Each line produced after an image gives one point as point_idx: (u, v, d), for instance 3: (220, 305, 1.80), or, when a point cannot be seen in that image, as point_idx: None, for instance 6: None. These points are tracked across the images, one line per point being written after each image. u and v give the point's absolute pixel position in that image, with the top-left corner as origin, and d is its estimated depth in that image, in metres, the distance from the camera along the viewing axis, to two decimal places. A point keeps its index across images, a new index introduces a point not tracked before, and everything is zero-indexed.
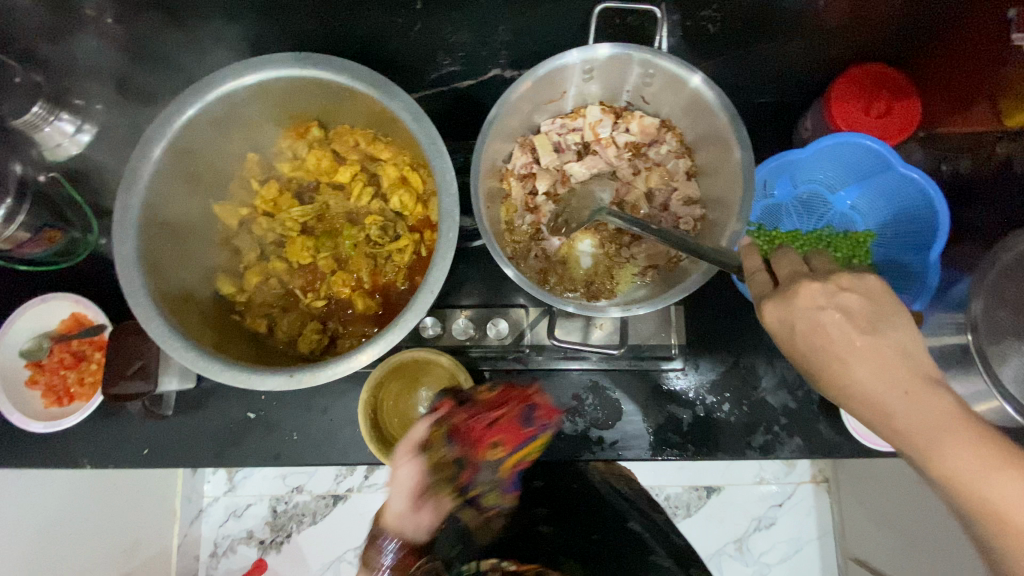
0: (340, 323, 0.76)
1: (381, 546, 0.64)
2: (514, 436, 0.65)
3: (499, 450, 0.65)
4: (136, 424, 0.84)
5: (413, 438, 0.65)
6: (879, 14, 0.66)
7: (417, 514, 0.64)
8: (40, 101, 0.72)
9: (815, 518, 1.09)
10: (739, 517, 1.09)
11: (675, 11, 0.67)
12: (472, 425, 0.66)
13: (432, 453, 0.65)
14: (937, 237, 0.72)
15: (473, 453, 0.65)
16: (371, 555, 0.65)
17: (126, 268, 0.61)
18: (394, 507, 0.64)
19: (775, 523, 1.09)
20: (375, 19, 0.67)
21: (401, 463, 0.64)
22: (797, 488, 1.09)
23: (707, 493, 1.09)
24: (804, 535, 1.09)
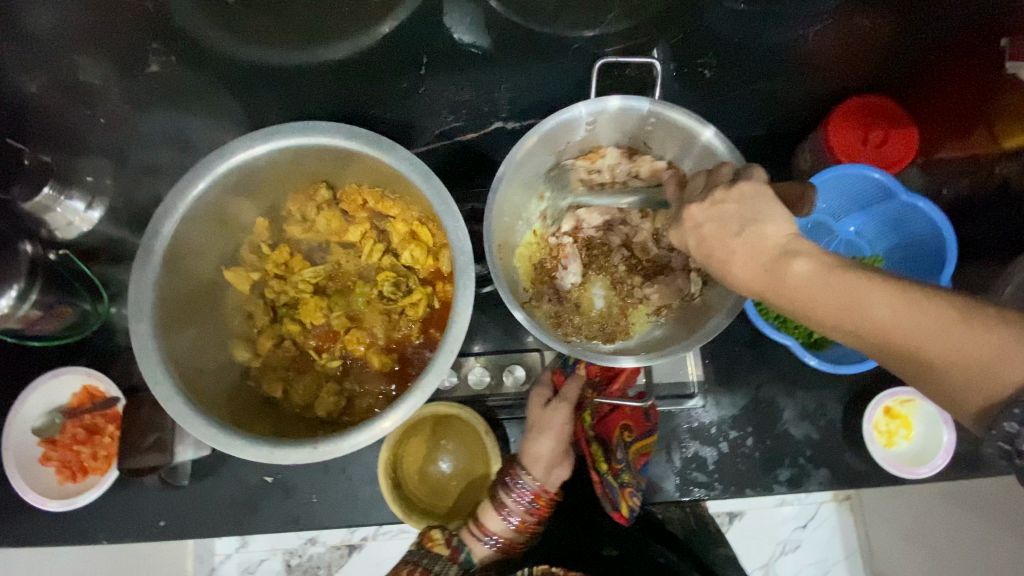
0: (356, 382, 0.75)
1: (510, 500, 0.68)
2: (639, 424, 0.76)
3: (629, 434, 0.75)
4: (151, 496, 0.82)
5: (571, 395, 0.72)
6: (872, 53, 0.68)
7: (557, 469, 0.70)
8: (51, 182, 0.70)
9: (840, 538, 1.05)
10: (762, 543, 1.06)
11: (672, 60, 0.70)
12: (604, 409, 0.76)
13: (583, 415, 0.74)
14: (946, 262, 0.73)
15: (609, 434, 0.75)
16: (489, 510, 0.68)
17: (144, 347, 0.62)
18: (540, 460, 0.69)
19: (801, 546, 1.05)
20: (381, 84, 0.69)
21: (560, 413, 0.71)
22: (820, 507, 1.06)
23: (730, 519, 1.06)
24: (831, 557, 1.05)
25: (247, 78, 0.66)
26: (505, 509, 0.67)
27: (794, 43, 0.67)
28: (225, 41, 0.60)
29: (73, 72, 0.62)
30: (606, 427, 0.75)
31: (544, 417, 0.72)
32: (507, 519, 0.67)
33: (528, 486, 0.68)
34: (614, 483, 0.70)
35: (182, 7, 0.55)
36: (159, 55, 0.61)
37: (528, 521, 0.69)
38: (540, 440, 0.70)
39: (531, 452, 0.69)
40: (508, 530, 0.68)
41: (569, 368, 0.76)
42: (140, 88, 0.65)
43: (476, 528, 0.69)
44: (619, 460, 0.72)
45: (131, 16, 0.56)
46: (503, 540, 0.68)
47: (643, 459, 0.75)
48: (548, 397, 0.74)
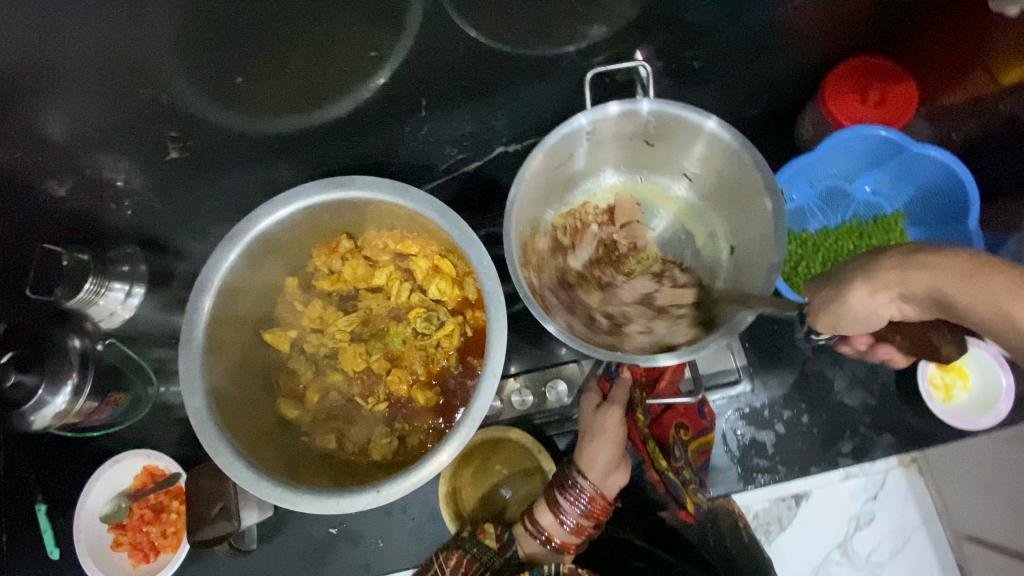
0: (405, 421, 0.76)
1: (566, 502, 0.68)
2: (694, 423, 0.74)
3: (685, 433, 0.73)
4: (224, 564, 0.83)
5: (621, 398, 0.74)
6: (854, 15, 0.69)
7: (613, 473, 0.71)
8: (90, 277, 0.72)
9: (916, 503, 0.80)
10: (834, 522, 0.80)
11: (660, 58, 0.72)
12: (656, 410, 0.76)
13: (636, 415, 0.74)
14: (971, 206, 0.72)
15: (664, 436, 0.74)
16: (545, 509, 0.69)
17: (200, 420, 0.64)
18: (596, 462, 0.70)
19: (876, 517, 0.80)
20: (386, 130, 0.72)
21: (612, 416, 0.73)
22: (888, 475, 0.80)
23: (797, 502, 0.79)
24: (909, 525, 0.80)
25: (260, 148, 0.69)
26: (561, 511, 0.68)
27: (779, 19, 0.68)
28: (236, 119, 0.63)
29: (98, 170, 0.65)
30: (662, 427, 0.75)
31: (596, 421, 0.74)
32: (563, 518, 0.68)
33: (584, 488, 0.68)
34: (676, 480, 0.70)
35: (197, 98, 0.59)
36: (176, 142, 0.64)
37: (583, 524, 0.68)
38: (594, 444, 0.71)
39: (588, 454, 0.71)
40: (562, 531, 0.68)
41: (613, 372, 0.78)
42: (160, 175, 0.69)
43: (531, 526, 0.68)
44: (677, 456, 0.71)
45: (149, 112, 0.59)
46: (558, 541, 0.68)
47: (704, 456, 0.74)
48: (598, 402, 0.77)
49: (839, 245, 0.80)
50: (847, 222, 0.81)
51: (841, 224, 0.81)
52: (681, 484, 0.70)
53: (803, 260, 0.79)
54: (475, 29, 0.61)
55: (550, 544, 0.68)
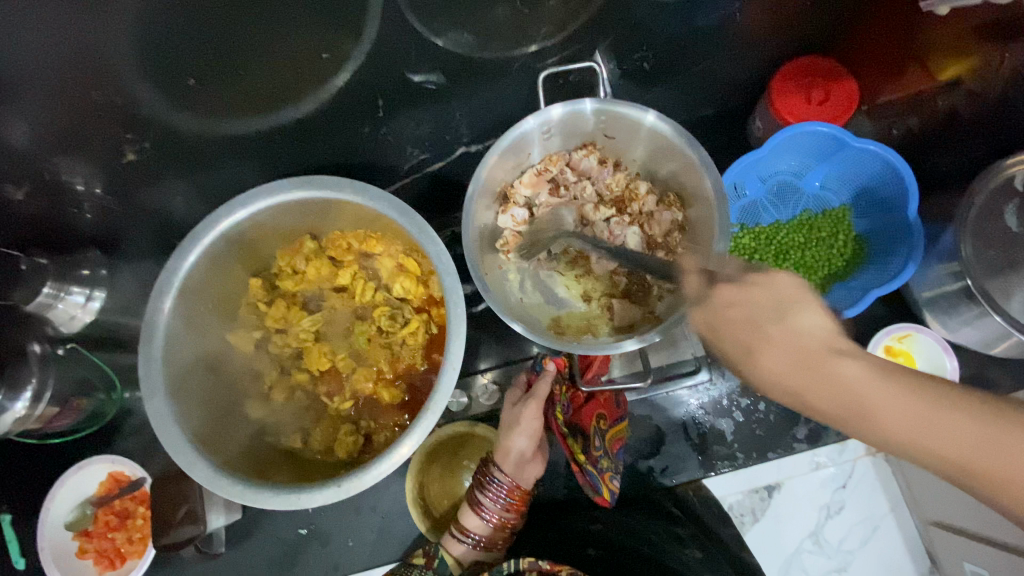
0: (371, 419, 0.77)
1: (486, 499, 0.68)
2: (611, 412, 0.75)
3: (605, 422, 0.73)
4: (191, 569, 0.83)
5: (542, 391, 0.70)
6: (795, 18, 0.73)
7: (528, 465, 0.70)
8: (49, 281, 0.73)
9: (882, 490, 0.84)
10: (805, 512, 0.83)
11: (611, 60, 0.74)
12: (578, 399, 0.75)
13: (556, 407, 0.72)
14: (909, 199, 0.75)
15: (584, 425, 0.72)
16: (468, 511, 0.69)
17: (161, 421, 0.64)
18: (511, 456, 0.68)
19: (845, 506, 0.83)
20: (344, 132, 0.73)
21: (529, 410, 0.69)
22: (857, 463, 0.83)
23: (771, 493, 0.82)
24: (876, 511, 0.83)
25: (220, 151, 0.70)
26: (482, 508, 0.68)
27: (722, 22, 0.71)
28: (194, 122, 0.64)
29: (55, 175, 0.65)
30: (582, 416, 0.73)
31: (514, 413, 0.71)
32: (484, 516, 0.68)
33: (500, 482, 0.68)
34: (595, 470, 0.69)
35: (152, 99, 0.59)
36: (134, 144, 0.65)
37: (506, 518, 0.69)
38: (509, 436, 0.69)
39: (502, 449, 0.69)
40: (488, 529, 0.68)
41: (540, 366, 0.76)
42: (120, 178, 0.69)
43: (457, 531, 0.68)
44: (597, 447, 0.71)
45: (105, 115, 0.60)
46: (485, 539, 0.68)
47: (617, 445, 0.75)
48: (520, 395, 0.74)
49: (790, 237, 0.84)
50: (797, 217, 0.85)
51: (791, 219, 0.85)
52: (598, 473, 0.69)
53: (754, 251, 0.83)
54: (441, 38, 0.63)
55: (479, 544, 0.68)
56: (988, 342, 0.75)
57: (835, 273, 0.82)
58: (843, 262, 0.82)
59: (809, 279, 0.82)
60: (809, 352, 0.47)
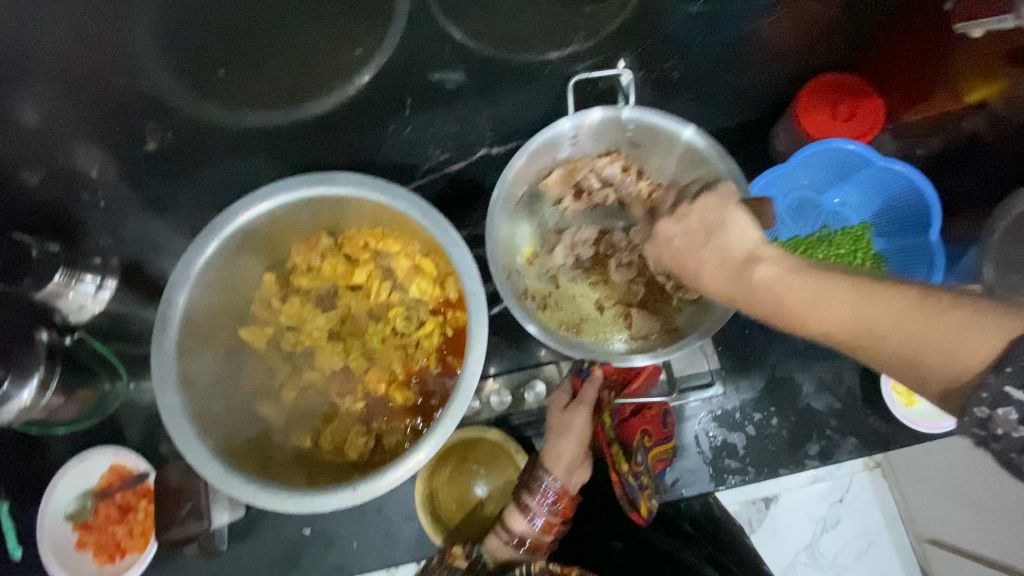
0: (382, 420, 0.76)
1: (535, 502, 0.67)
2: (658, 430, 0.76)
3: (649, 439, 0.74)
4: (192, 565, 0.82)
5: (589, 397, 0.74)
6: (826, 34, 0.72)
7: (577, 470, 0.71)
8: (62, 268, 0.71)
9: (878, 509, 0.89)
10: (801, 525, 0.88)
11: (641, 68, 0.74)
12: (624, 412, 0.76)
13: (603, 415, 0.74)
14: (932, 220, 0.76)
15: (629, 438, 0.74)
16: (514, 513, 0.67)
17: (172, 416, 0.63)
18: (562, 460, 0.70)
19: (841, 521, 0.88)
20: (368, 129, 0.72)
21: (579, 416, 0.73)
22: (851, 481, 0.89)
23: (767, 505, 0.88)
24: (873, 527, 0.89)
25: (243, 144, 0.69)
26: (531, 511, 0.67)
27: (754, 35, 0.70)
28: (217, 113, 0.63)
29: (72, 160, 0.64)
30: (628, 430, 0.75)
31: (564, 420, 0.73)
32: (531, 518, 0.67)
33: (550, 486, 0.68)
34: (634, 483, 0.70)
35: (175, 88, 0.58)
36: (155, 132, 0.63)
37: (553, 522, 0.68)
38: (560, 443, 0.71)
39: (553, 454, 0.70)
40: (534, 532, 0.67)
41: (585, 373, 0.78)
42: (137, 166, 0.68)
43: (502, 530, 0.68)
44: (639, 462, 0.72)
45: (127, 102, 0.59)
46: (529, 542, 0.67)
47: (659, 464, 0.76)
48: (567, 401, 0.76)
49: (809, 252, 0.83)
50: (817, 232, 0.84)
51: (811, 234, 0.84)
52: (637, 487, 0.70)
53: None
54: (460, 32, 0.61)
55: (527, 546, 0.67)
56: None
57: None
58: None
59: None
60: (737, 264, 0.55)
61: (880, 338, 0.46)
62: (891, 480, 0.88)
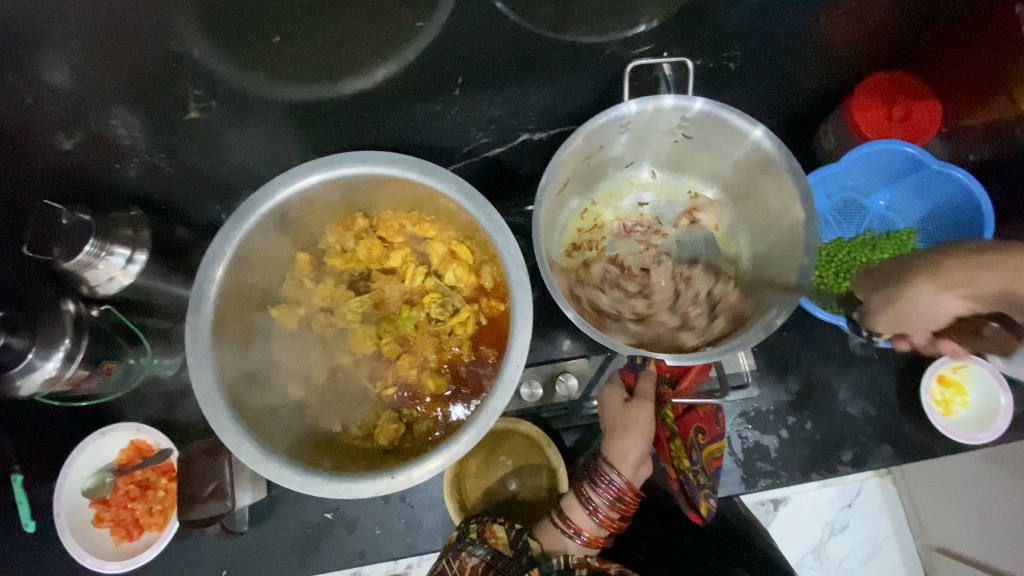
0: (413, 408, 0.74)
1: (596, 495, 0.66)
2: (711, 427, 0.70)
3: (703, 437, 0.68)
4: (210, 545, 0.81)
5: (647, 391, 0.70)
6: (887, 30, 0.69)
7: (642, 466, 0.69)
8: (93, 237, 0.67)
9: (886, 513, 0.88)
10: (811, 528, 0.87)
11: (697, 57, 0.71)
12: (678, 409, 0.72)
13: (663, 408, 0.69)
14: (985, 225, 0.74)
15: (684, 433, 0.69)
16: (575, 505, 0.66)
17: (207, 394, 0.62)
18: (628, 458, 0.67)
19: (851, 525, 0.87)
20: (413, 108, 0.70)
21: (644, 411, 0.69)
22: (863, 485, 0.88)
23: (777, 507, 0.86)
24: (880, 532, 0.88)
25: (285, 118, 0.66)
26: (591, 504, 0.65)
27: (816, 27, 0.68)
28: (261, 83, 0.60)
29: (107, 125, 0.62)
30: (682, 427, 0.70)
31: (625, 416, 0.70)
32: (592, 512, 0.65)
33: (615, 482, 0.66)
34: (694, 481, 0.63)
35: (219, 52, 0.56)
36: (198, 101, 0.61)
37: (613, 518, 0.66)
38: (625, 440, 0.68)
39: (618, 450, 0.68)
40: (591, 525, 0.65)
41: (637, 364, 0.73)
42: (174, 135, 0.65)
43: (562, 522, 0.66)
44: (696, 458, 0.66)
45: (170, 66, 0.56)
46: (587, 536, 0.65)
47: (718, 465, 0.68)
48: (623, 399, 0.73)
49: (853, 254, 0.81)
50: (861, 235, 0.82)
51: (854, 237, 0.83)
52: (699, 488, 0.63)
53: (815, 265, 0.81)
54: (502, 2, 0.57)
55: (586, 541, 0.65)
56: None
57: None
58: None
59: None
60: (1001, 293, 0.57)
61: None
62: (902, 486, 0.87)
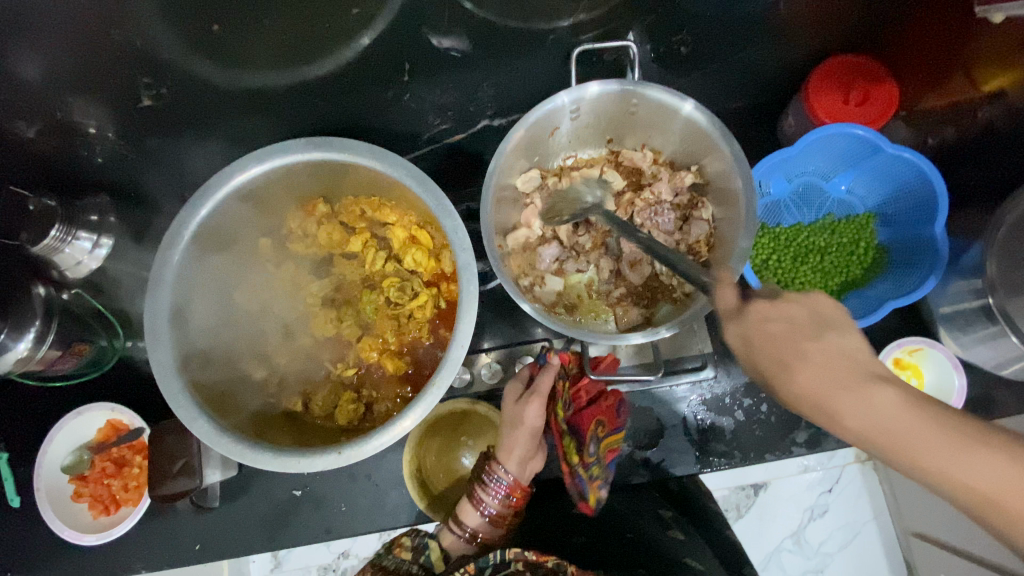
0: (373, 389, 0.76)
1: (486, 494, 0.66)
2: (612, 420, 0.71)
3: (603, 429, 0.70)
4: (185, 520, 0.84)
5: (543, 387, 0.69)
6: (837, 17, 0.70)
7: (531, 461, 0.69)
8: (58, 223, 0.73)
9: (866, 499, 0.89)
10: (789, 512, 0.89)
11: (647, 41, 0.72)
12: (581, 399, 0.71)
13: (556, 404, 0.70)
14: (938, 210, 0.73)
15: (582, 427, 0.69)
16: (466, 505, 0.67)
17: (164, 373, 0.64)
18: (515, 454, 0.67)
19: (829, 510, 0.89)
20: (365, 95, 0.72)
21: (532, 408, 0.68)
22: (844, 470, 0.89)
23: (756, 491, 0.88)
24: (859, 518, 0.89)
25: (236, 105, 0.68)
26: (482, 504, 0.66)
27: (767, 12, 0.68)
28: (208, 70, 0.61)
29: (64, 114, 0.64)
30: (582, 419, 0.70)
31: (516, 411, 0.69)
32: (482, 512, 0.66)
33: (502, 480, 0.66)
34: (584, 474, 0.69)
35: (162, 42, 0.57)
36: (149, 89, 0.63)
37: (504, 514, 0.67)
38: (515, 435, 0.68)
39: (506, 447, 0.67)
40: (483, 524, 0.66)
41: (543, 360, 0.74)
42: (132, 122, 0.67)
43: (455, 525, 0.67)
44: (592, 453, 0.69)
45: (118, 56, 0.58)
46: (482, 536, 0.66)
47: (612, 454, 0.71)
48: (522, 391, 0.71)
49: (811, 239, 0.82)
50: (820, 220, 0.83)
51: (813, 221, 0.84)
52: (587, 482, 0.69)
53: (772, 251, 0.82)
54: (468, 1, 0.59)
55: (477, 538, 0.66)
56: (1007, 371, 0.74)
57: (854, 281, 0.81)
58: (864, 270, 0.80)
59: (827, 282, 0.81)
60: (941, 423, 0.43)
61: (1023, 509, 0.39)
62: (883, 472, 0.88)
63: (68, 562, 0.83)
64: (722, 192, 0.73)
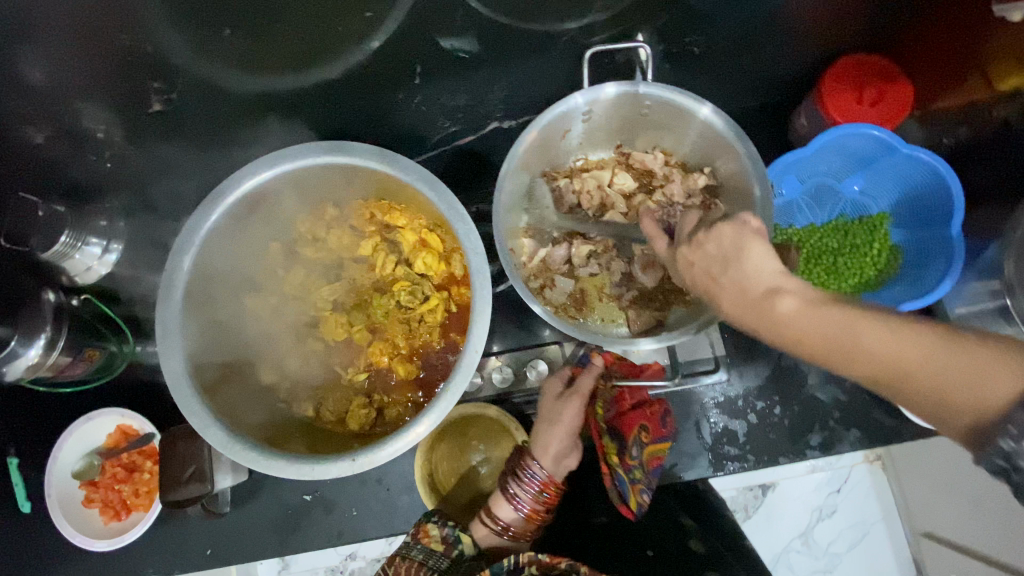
0: (384, 393, 0.76)
1: (519, 489, 0.66)
2: (656, 428, 0.71)
3: (646, 435, 0.70)
4: (195, 525, 0.84)
5: (583, 387, 0.70)
6: (848, 17, 0.69)
7: (566, 457, 0.68)
8: (67, 230, 0.72)
9: (876, 499, 0.88)
10: (797, 512, 0.88)
11: (660, 42, 0.71)
12: (623, 400, 0.72)
13: (596, 404, 0.71)
14: (954, 210, 0.73)
15: (625, 431, 0.69)
16: (500, 499, 0.67)
17: (176, 379, 0.64)
18: (550, 451, 0.67)
19: (838, 511, 0.88)
20: (375, 98, 0.71)
21: (571, 406, 0.69)
22: (852, 470, 0.88)
23: (764, 492, 0.88)
24: (868, 518, 0.88)
25: (246, 109, 0.67)
26: (515, 499, 0.66)
27: (781, 12, 0.67)
28: (216, 74, 0.61)
29: (71, 118, 0.63)
30: (625, 422, 0.70)
31: (555, 408, 0.70)
32: (517, 507, 0.66)
33: (536, 475, 0.66)
34: (625, 477, 0.67)
35: (170, 45, 0.56)
36: (159, 93, 0.62)
37: (536, 511, 0.66)
38: (551, 432, 0.67)
39: (542, 443, 0.67)
40: (516, 519, 0.66)
41: (584, 359, 0.74)
42: (141, 127, 0.67)
43: (489, 519, 0.66)
44: (633, 456, 0.68)
45: (126, 60, 0.57)
46: (515, 530, 0.66)
47: (656, 462, 0.70)
48: (561, 390, 0.72)
49: (825, 240, 0.81)
50: (833, 221, 0.82)
51: (826, 222, 0.83)
52: (627, 484, 0.67)
53: None
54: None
55: (510, 533, 0.66)
56: None
57: (869, 282, 0.80)
58: (879, 271, 0.79)
59: (841, 284, 0.80)
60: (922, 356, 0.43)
61: (916, 379, 0.42)
62: (892, 472, 0.87)
63: (78, 567, 0.83)
64: (735, 192, 0.72)
